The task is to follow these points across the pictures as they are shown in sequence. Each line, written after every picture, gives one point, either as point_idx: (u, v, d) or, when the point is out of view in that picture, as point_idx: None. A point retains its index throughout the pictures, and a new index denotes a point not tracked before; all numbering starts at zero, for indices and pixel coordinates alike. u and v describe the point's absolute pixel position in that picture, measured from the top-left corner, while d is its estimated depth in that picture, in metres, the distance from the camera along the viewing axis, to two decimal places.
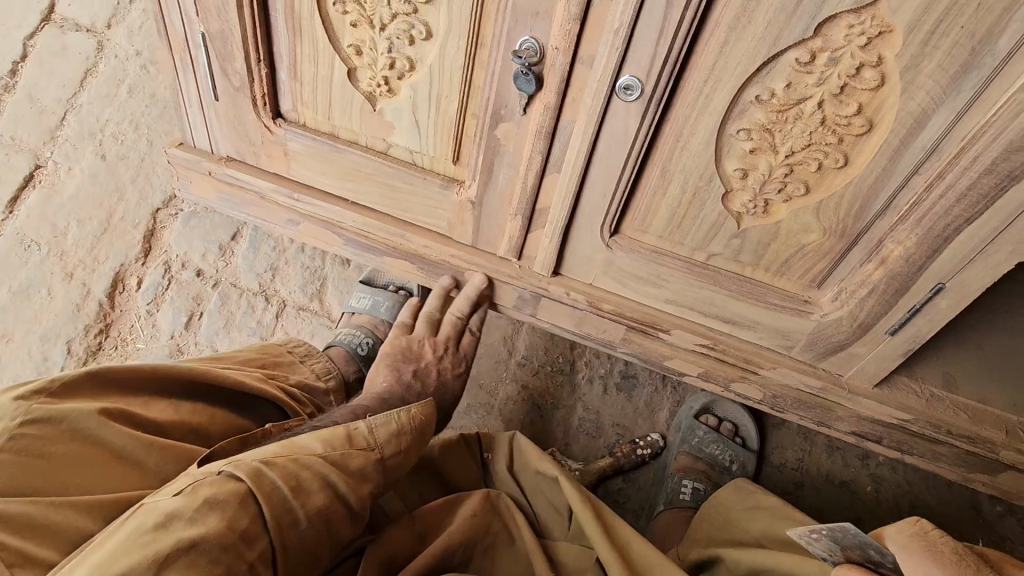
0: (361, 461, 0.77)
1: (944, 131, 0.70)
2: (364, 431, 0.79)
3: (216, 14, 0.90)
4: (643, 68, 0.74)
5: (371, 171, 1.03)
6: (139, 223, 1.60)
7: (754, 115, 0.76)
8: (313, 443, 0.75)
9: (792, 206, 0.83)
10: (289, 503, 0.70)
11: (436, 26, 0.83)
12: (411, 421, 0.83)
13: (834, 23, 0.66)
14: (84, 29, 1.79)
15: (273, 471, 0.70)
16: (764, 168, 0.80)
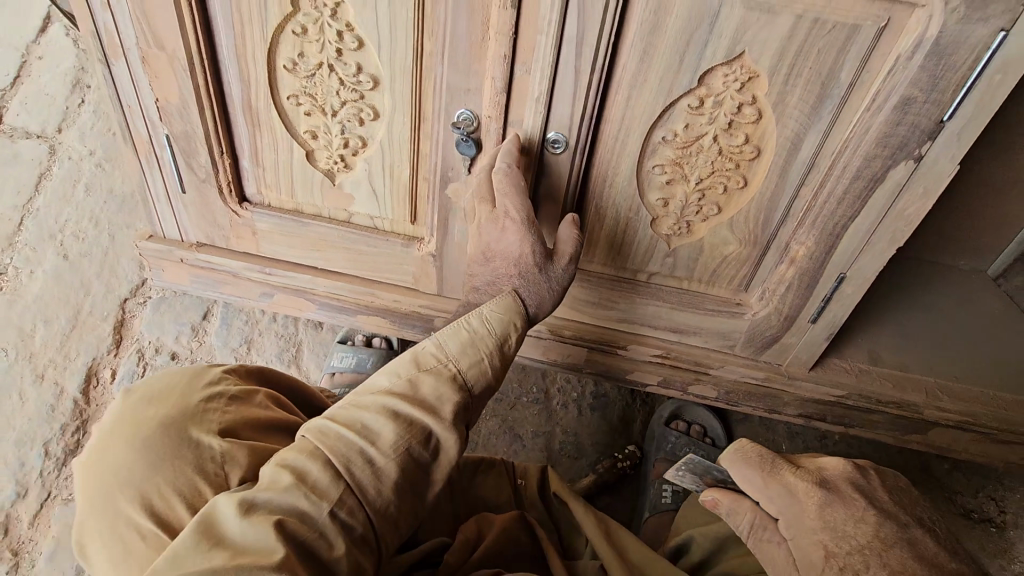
0: (430, 380, 0.74)
1: (816, 148, 0.85)
2: (433, 351, 0.77)
3: (179, 117, 0.99)
4: (567, 125, 0.87)
5: (336, 240, 1.11)
6: (108, 316, 1.63)
7: (664, 153, 0.89)
8: (382, 378, 0.74)
9: (710, 224, 0.96)
10: (361, 446, 0.68)
11: (382, 107, 0.94)
12: (482, 325, 0.81)
13: (713, 74, 0.80)
14: (35, 136, 1.84)
15: (342, 418, 0.70)
16: (680, 196, 0.93)
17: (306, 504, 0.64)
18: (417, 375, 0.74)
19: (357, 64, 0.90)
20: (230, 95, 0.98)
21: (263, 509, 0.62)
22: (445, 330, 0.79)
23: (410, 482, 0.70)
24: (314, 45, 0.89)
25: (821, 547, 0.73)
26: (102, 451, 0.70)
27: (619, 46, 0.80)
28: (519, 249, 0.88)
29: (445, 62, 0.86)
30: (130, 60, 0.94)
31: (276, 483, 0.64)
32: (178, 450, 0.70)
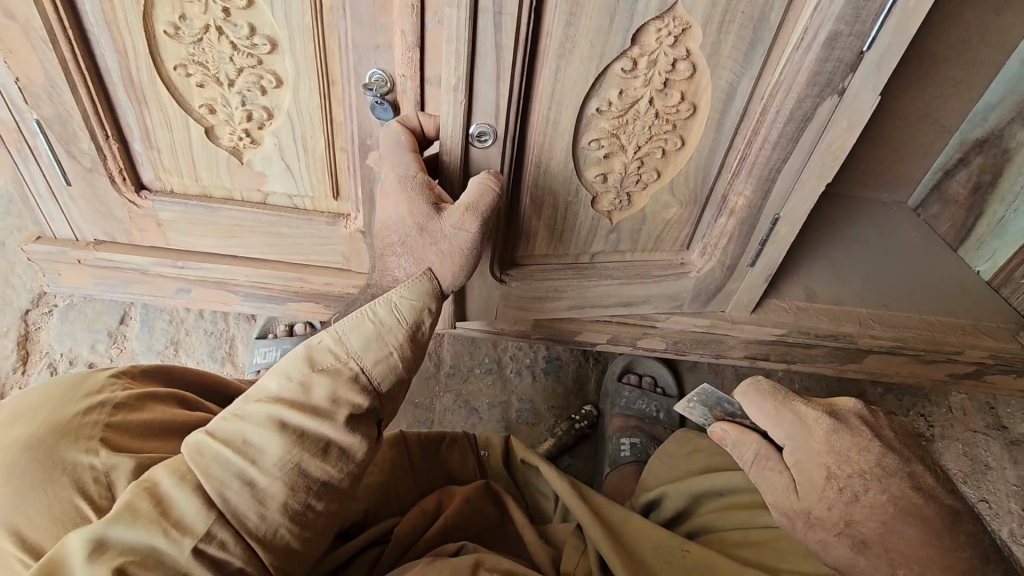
0: (325, 381, 0.65)
1: (749, 96, 0.85)
2: (329, 346, 0.68)
3: (47, 99, 0.87)
4: (493, 114, 0.81)
5: (252, 223, 1.02)
6: (8, 331, 1.47)
7: (600, 125, 0.86)
8: (270, 384, 0.65)
9: (650, 192, 0.95)
10: (240, 469, 0.59)
11: (285, 72, 0.86)
12: (388, 312, 0.72)
13: (646, 30, 0.77)
14: None
15: (218, 432, 0.61)
16: (619, 167, 0.91)
17: (167, 542, 0.55)
18: (309, 378, 0.65)
19: (248, 24, 0.81)
20: (106, 69, 0.86)
21: (114, 549, 0.53)
22: (344, 321, 0.70)
23: (305, 504, 0.62)
24: (196, 5, 0.79)
25: (823, 469, 0.74)
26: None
27: (542, 8, 0.74)
28: (404, 216, 0.84)
29: (348, 18, 0.78)
30: None
31: (135, 514, 0.55)
32: (48, 474, 0.60)
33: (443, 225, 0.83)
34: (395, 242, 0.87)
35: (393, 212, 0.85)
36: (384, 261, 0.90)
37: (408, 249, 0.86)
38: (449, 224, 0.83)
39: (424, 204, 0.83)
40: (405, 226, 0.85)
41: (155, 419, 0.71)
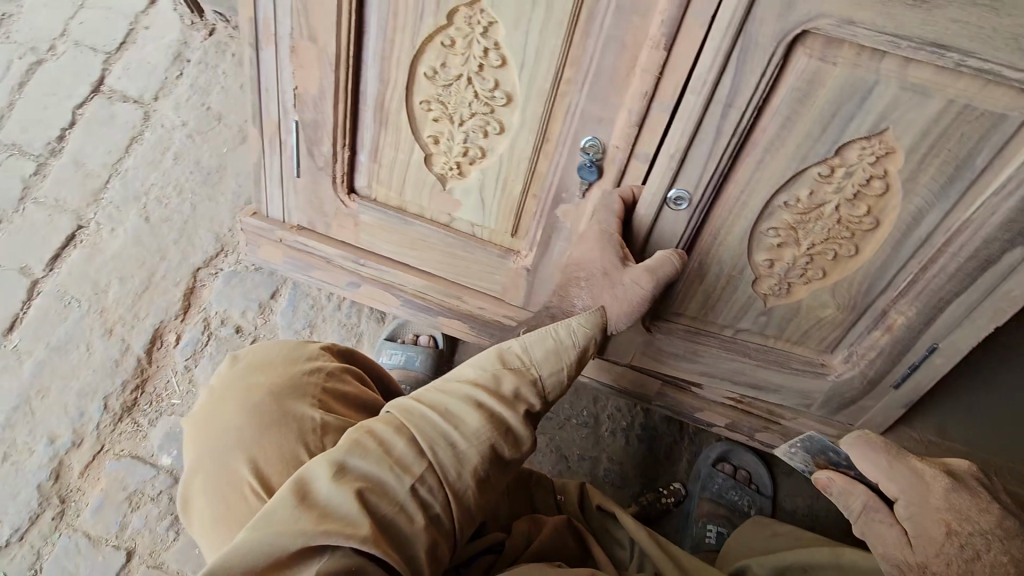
0: (514, 377, 0.76)
1: (935, 225, 0.88)
2: (517, 350, 0.79)
3: (313, 107, 1.04)
4: (693, 183, 0.91)
5: (433, 241, 1.15)
6: (179, 282, 1.69)
7: (782, 216, 0.92)
8: (467, 371, 0.76)
9: (810, 287, 0.99)
10: (446, 429, 0.69)
11: (510, 123, 0.98)
12: (567, 331, 0.82)
13: (850, 146, 0.84)
14: (133, 101, 1.92)
15: (426, 398, 0.73)
16: (788, 258, 0.96)
17: (389, 476, 0.66)
18: (503, 372, 0.76)
19: (495, 80, 0.94)
20: (365, 93, 1.02)
21: (351, 475, 0.65)
22: (529, 333, 0.82)
23: (487, 473, 0.71)
24: (459, 57, 0.94)
25: (943, 525, 0.81)
26: (210, 416, 0.77)
27: (764, 108, 0.83)
28: (595, 258, 0.96)
29: (584, 91, 0.89)
30: (279, 48, 0.99)
31: (364, 451, 0.67)
32: (277, 418, 0.75)
33: (625, 275, 0.95)
34: (579, 276, 0.99)
35: (586, 252, 0.97)
36: (563, 289, 1.02)
37: (588, 286, 0.98)
38: (632, 274, 0.94)
39: (614, 255, 0.95)
40: (592, 266, 0.97)
41: (349, 390, 0.85)
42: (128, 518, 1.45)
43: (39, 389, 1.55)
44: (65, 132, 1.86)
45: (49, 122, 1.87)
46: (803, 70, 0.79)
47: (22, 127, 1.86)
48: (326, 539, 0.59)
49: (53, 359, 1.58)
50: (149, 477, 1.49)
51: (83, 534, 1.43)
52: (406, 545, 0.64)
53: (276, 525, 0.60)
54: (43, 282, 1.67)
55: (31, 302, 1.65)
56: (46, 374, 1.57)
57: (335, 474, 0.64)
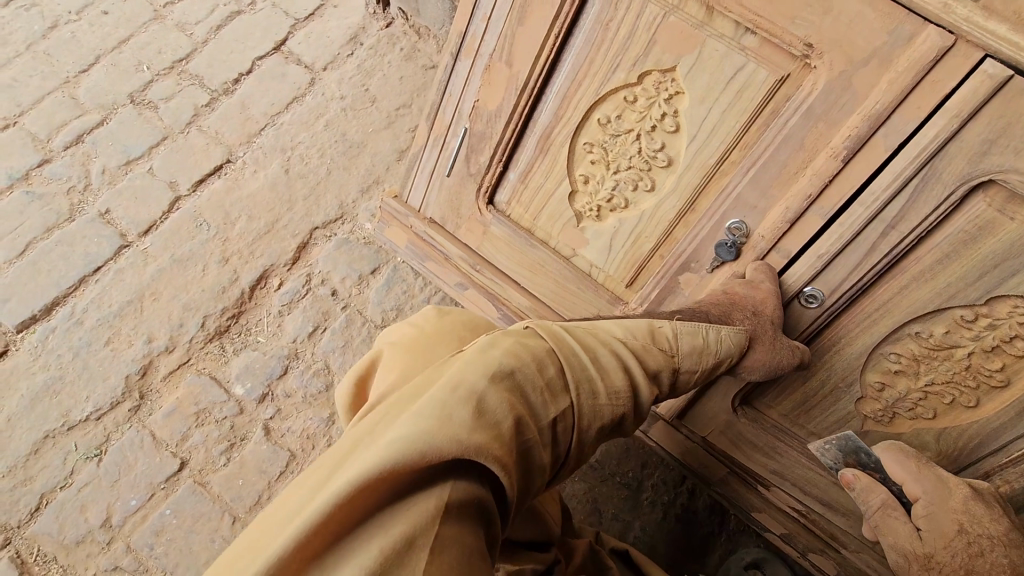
0: (658, 355, 0.88)
1: None
2: (666, 331, 0.91)
3: (485, 120, 1.13)
4: (829, 288, 0.93)
5: (551, 268, 1.21)
6: (297, 234, 1.82)
7: (909, 346, 0.92)
8: (616, 330, 0.86)
9: (916, 425, 0.98)
10: (594, 376, 0.78)
11: (662, 185, 1.03)
12: (717, 342, 0.94)
13: (1002, 301, 0.83)
14: (305, 65, 2.11)
15: (573, 336, 0.81)
16: (901, 388, 0.95)
17: (538, 401, 0.72)
18: (648, 347, 0.88)
19: (663, 143, 0.99)
20: (536, 121, 1.10)
21: (502, 390, 0.68)
22: (684, 323, 0.93)
23: (608, 425, 0.81)
24: (636, 114, 0.99)
25: (956, 523, 0.87)
26: (415, 344, 0.89)
27: (925, 240, 0.84)
28: (767, 305, 0.94)
29: (747, 176, 0.93)
30: (475, 63, 1.09)
31: (514, 371, 0.71)
32: None
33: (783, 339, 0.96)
34: (742, 307, 0.94)
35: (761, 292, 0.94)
36: (720, 308, 0.97)
37: (751, 321, 0.94)
38: (791, 343, 0.96)
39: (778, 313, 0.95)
40: (763, 306, 0.94)
41: None
42: (191, 432, 1.56)
43: (152, 292, 1.70)
44: (241, 77, 2.07)
45: (231, 65, 2.08)
46: (977, 215, 0.79)
47: (208, 63, 2.08)
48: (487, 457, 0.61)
49: (172, 269, 1.74)
50: (219, 401, 1.60)
51: (150, 432, 1.55)
52: (533, 469, 0.70)
53: (438, 425, 0.61)
54: (185, 200, 1.85)
55: (170, 214, 1.82)
56: (161, 280, 1.72)
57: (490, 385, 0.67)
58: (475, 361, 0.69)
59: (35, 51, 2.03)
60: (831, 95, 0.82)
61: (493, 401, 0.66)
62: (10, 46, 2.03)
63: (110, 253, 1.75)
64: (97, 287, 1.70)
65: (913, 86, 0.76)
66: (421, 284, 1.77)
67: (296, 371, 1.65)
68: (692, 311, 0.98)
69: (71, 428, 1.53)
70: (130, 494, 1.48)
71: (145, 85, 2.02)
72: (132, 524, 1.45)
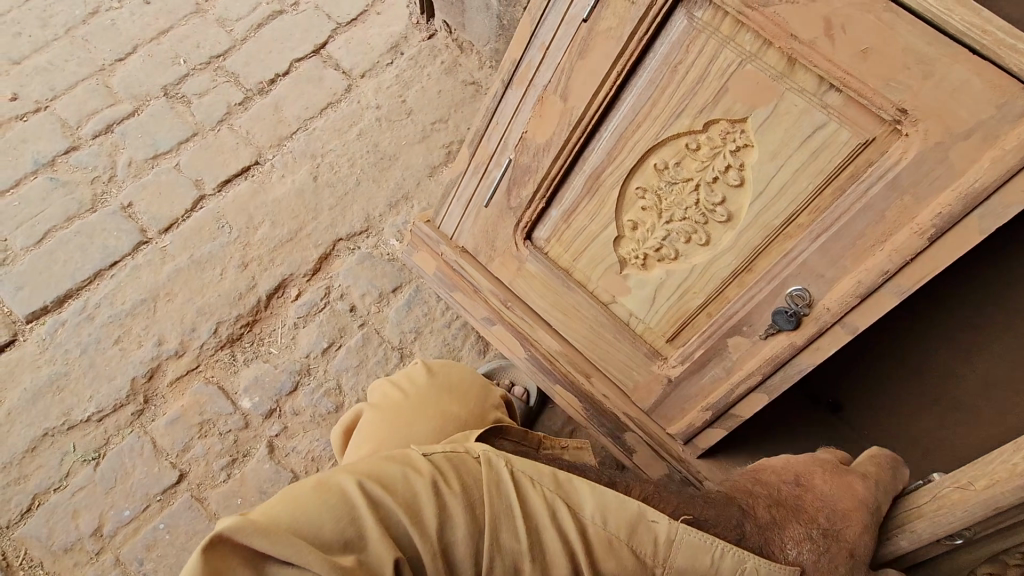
0: (628, 565, 0.69)
1: None
2: (656, 534, 0.70)
3: (532, 153, 1.07)
4: (987, 526, 0.70)
5: (587, 314, 1.14)
6: (320, 245, 1.77)
7: None
8: (587, 505, 0.72)
9: None
10: (520, 553, 0.68)
11: (718, 240, 0.96)
12: (729, 572, 0.69)
13: None
14: (343, 71, 2.07)
15: (521, 493, 0.71)
16: None
17: (433, 558, 0.66)
18: (618, 543, 0.70)
19: (723, 196, 0.92)
20: (586, 159, 1.04)
21: (396, 524, 0.66)
22: (687, 530, 0.70)
23: None
24: (698, 163, 0.92)
25: None
26: (398, 417, 0.92)
27: None
28: (848, 523, 0.73)
29: (816, 243, 0.86)
30: (527, 93, 1.03)
31: (415, 512, 0.67)
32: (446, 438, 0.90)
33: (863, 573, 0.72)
34: (811, 519, 0.74)
35: (845, 503, 0.75)
36: (779, 512, 0.76)
37: (818, 548, 0.72)
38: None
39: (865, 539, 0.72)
40: (843, 528, 0.73)
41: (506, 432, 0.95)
42: (192, 443, 1.50)
43: (167, 292, 1.65)
44: (277, 77, 2.03)
45: (269, 65, 2.04)
46: None
47: (245, 61, 2.05)
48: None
49: (188, 270, 1.69)
50: (225, 413, 1.54)
51: (151, 440, 1.49)
52: None
53: (310, 529, 0.62)
54: (209, 199, 1.81)
55: (192, 213, 1.78)
56: (177, 281, 1.67)
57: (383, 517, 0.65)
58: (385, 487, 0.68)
59: (73, 35, 2.01)
60: (923, 166, 0.75)
61: (380, 535, 0.64)
62: (49, 29, 2.01)
63: (128, 248, 1.70)
64: (112, 283, 1.66)
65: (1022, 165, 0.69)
66: (442, 307, 1.71)
67: (307, 388, 1.59)
68: (729, 499, 0.78)
69: (70, 428, 1.48)
70: (124, 504, 1.42)
71: (180, 79, 1.99)
72: (123, 535, 1.39)
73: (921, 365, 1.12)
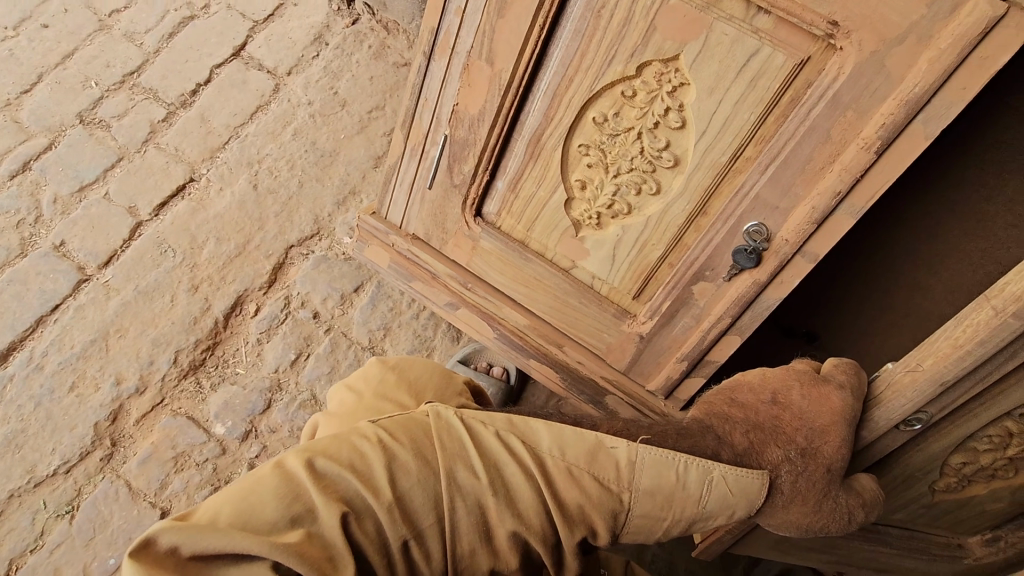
0: (592, 491, 0.72)
1: None
2: (619, 459, 0.73)
3: (466, 126, 1.02)
4: (939, 406, 0.77)
5: (549, 283, 1.11)
6: (271, 255, 1.70)
7: (1012, 424, 0.79)
8: (546, 441, 0.74)
9: (991, 486, 0.88)
10: (481, 495, 0.69)
11: (669, 186, 0.93)
12: (697, 484, 0.74)
13: None
14: (267, 70, 1.97)
15: (473, 435, 0.72)
16: (985, 460, 0.84)
17: (387, 518, 0.66)
18: (580, 473, 0.72)
19: (667, 141, 0.89)
20: (523, 123, 0.99)
21: (343, 492, 0.66)
22: (649, 449, 0.74)
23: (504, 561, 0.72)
24: (636, 110, 0.89)
25: None
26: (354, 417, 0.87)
27: None
28: (820, 438, 0.77)
29: (765, 175, 0.83)
30: (452, 62, 0.98)
31: (361, 476, 0.67)
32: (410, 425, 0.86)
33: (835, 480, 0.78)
34: (787, 439, 0.78)
35: (825, 415, 0.78)
36: (757, 436, 0.79)
37: (795, 467, 0.77)
38: (845, 501, 0.79)
39: (837, 451, 0.77)
40: (820, 444, 0.77)
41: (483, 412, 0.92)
42: (170, 479, 1.44)
43: (118, 329, 1.57)
44: (199, 87, 1.93)
45: (187, 75, 1.93)
46: None
47: (162, 74, 1.93)
48: (292, 561, 0.60)
49: (136, 302, 1.61)
50: (198, 442, 1.48)
51: (125, 483, 1.43)
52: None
53: (251, 515, 0.62)
54: (146, 225, 1.71)
55: (131, 242, 1.69)
56: (126, 316, 1.59)
57: (328, 488, 0.66)
58: (326, 456, 0.68)
59: None
60: (861, 79, 0.73)
61: (325, 502, 0.64)
62: None
63: (68, 289, 1.61)
64: (56, 327, 1.57)
65: (957, 64, 0.68)
66: (407, 299, 1.67)
67: (281, 404, 1.54)
68: (706, 427, 0.80)
69: (37, 485, 1.41)
70: (108, 552, 1.36)
71: (94, 103, 1.87)
72: None
73: (892, 282, 1.12)
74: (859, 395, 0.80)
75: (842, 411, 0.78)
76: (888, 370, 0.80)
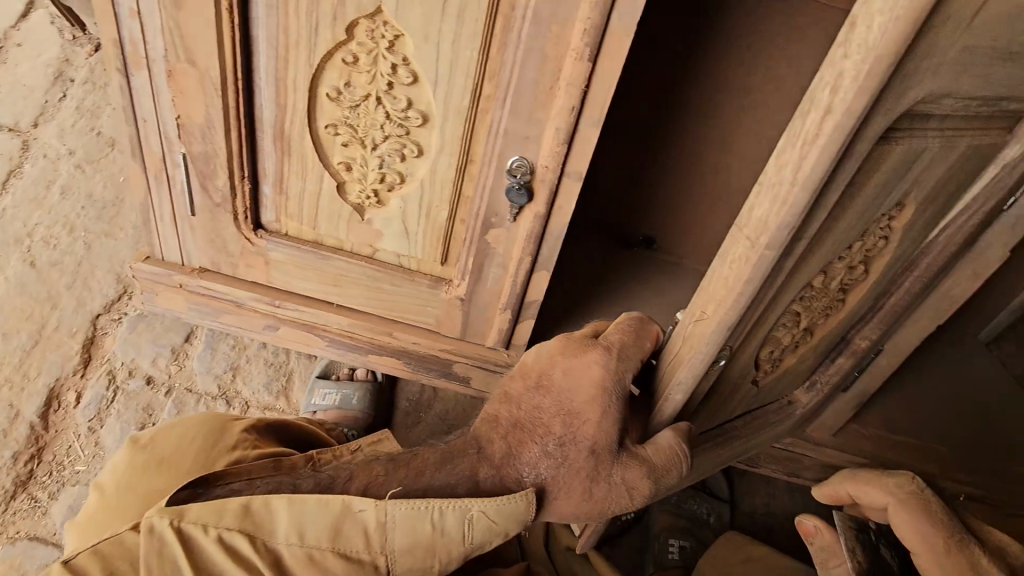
0: (335, 565, 0.71)
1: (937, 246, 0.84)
2: (364, 522, 0.72)
3: (200, 137, 0.92)
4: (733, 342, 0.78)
5: (354, 274, 1.05)
6: (77, 332, 1.50)
7: (795, 307, 0.87)
8: (286, 524, 0.71)
9: (799, 355, 1.00)
10: None
11: (428, 144, 0.89)
12: (451, 525, 0.72)
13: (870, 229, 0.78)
14: (7, 128, 1.69)
15: (198, 546, 0.69)
16: (785, 341, 0.93)
17: None
18: (322, 553, 0.71)
19: (407, 99, 0.85)
20: (261, 118, 0.90)
21: None
22: (396, 506, 0.72)
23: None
24: (364, 75, 0.84)
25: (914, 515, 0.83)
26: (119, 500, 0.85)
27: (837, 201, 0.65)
28: (584, 419, 0.75)
29: (506, 108, 0.81)
30: (153, 72, 0.86)
31: None
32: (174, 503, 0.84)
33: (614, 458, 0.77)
34: (550, 430, 0.77)
35: (582, 395, 0.75)
36: (517, 435, 0.78)
37: (555, 460, 0.76)
38: (623, 478, 0.77)
39: (608, 425, 0.75)
40: (581, 428, 0.75)
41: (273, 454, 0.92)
42: None
43: None
44: None
45: None
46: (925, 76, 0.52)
47: None
48: None
49: None
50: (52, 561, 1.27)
51: None
52: None
53: None
54: None
55: None
56: None
57: None
58: None
59: None
60: None
61: None
62: None
63: None
64: None
65: None
66: None
67: None
68: (468, 444, 0.80)
69: None
70: None
71: None
72: None
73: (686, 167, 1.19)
74: (626, 363, 0.76)
75: (610, 386, 0.75)
76: (681, 326, 0.76)
